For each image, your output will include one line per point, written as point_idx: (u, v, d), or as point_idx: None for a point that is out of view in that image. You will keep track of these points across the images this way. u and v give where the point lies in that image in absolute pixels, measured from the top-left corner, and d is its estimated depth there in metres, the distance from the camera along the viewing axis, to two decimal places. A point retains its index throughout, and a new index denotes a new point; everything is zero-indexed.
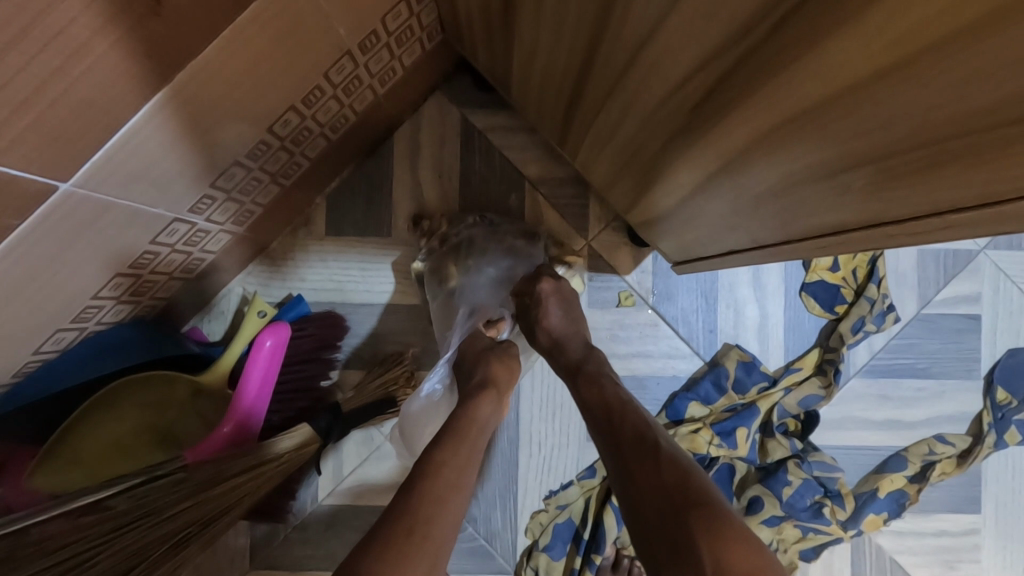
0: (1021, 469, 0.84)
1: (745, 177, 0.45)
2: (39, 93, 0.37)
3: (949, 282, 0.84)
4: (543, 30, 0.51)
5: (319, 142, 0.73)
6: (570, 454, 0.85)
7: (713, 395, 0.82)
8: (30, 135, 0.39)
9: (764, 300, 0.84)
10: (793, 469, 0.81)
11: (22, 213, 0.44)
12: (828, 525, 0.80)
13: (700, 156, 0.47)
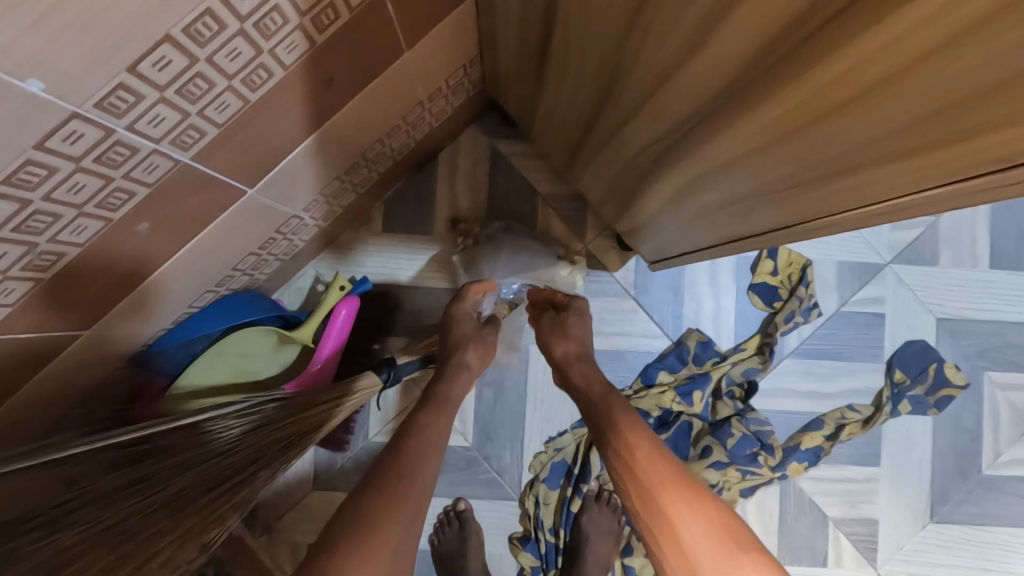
0: (912, 432, 1.09)
1: (690, 204, 0.70)
2: (260, 137, 0.62)
3: (861, 286, 1.10)
4: (562, 97, 0.76)
5: (388, 162, 0.97)
6: (566, 409, 1.08)
7: (678, 364, 1.07)
8: (246, 161, 0.64)
9: (719, 295, 1.09)
10: (735, 423, 1.06)
11: (224, 208, 0.68)
12: (761, 468, 1.05)
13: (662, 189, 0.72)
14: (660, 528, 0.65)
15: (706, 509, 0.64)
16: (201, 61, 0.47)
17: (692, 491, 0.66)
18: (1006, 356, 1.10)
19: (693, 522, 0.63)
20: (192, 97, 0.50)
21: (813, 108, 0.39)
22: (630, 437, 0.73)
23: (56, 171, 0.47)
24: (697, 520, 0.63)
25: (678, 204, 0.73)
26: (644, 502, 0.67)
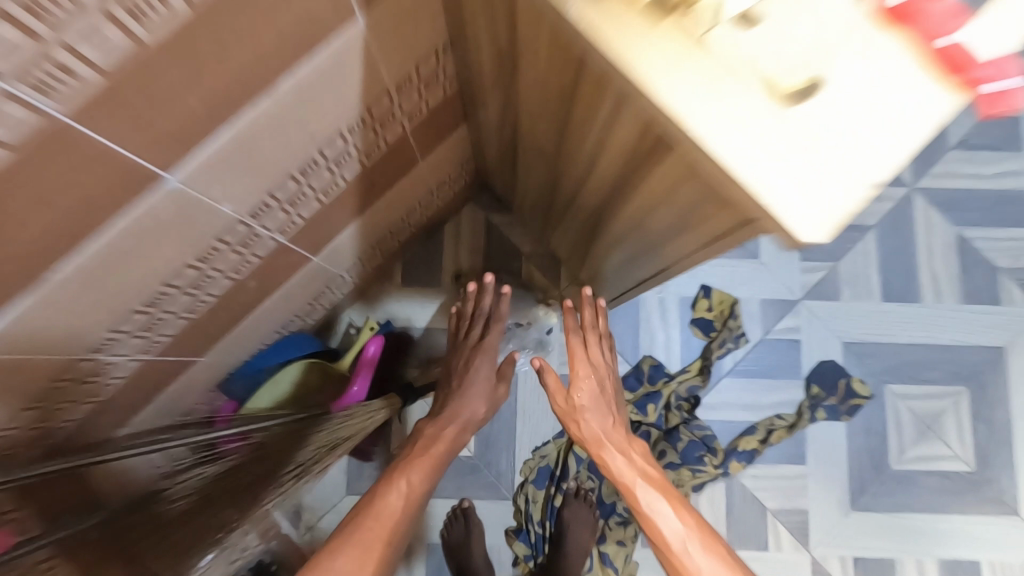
0: (831, 436, 1.34)
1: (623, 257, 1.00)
2: (327, 223, 0.93)
3: (780, 318, 1.39)
4: (531, 184, 1.08)
5: (406, 233, 1.29)
6: (549, 422, 1.34)
7: (636, 384, 1.34)
8: (317, 238, 0.94)
9: (668, 328, 1.38)
10: (683, 430, 1.32)
11: (297, 271, 0.99)
12: (706, 467, 1.31)
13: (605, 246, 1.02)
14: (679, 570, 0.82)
15: (714, 550, 0.82)
16: (304, 184, 0.78)
17: (702, 537, 0.83)
18: (903, 372, 1.37)
19: (706, 564, 0.81)
20: (296, 204, 0.81)
21: (655, 205, 0.70)
22: (654, 507, 0.85)
23: (224, 251, 0.76)
24: (709, 562, 0.81)
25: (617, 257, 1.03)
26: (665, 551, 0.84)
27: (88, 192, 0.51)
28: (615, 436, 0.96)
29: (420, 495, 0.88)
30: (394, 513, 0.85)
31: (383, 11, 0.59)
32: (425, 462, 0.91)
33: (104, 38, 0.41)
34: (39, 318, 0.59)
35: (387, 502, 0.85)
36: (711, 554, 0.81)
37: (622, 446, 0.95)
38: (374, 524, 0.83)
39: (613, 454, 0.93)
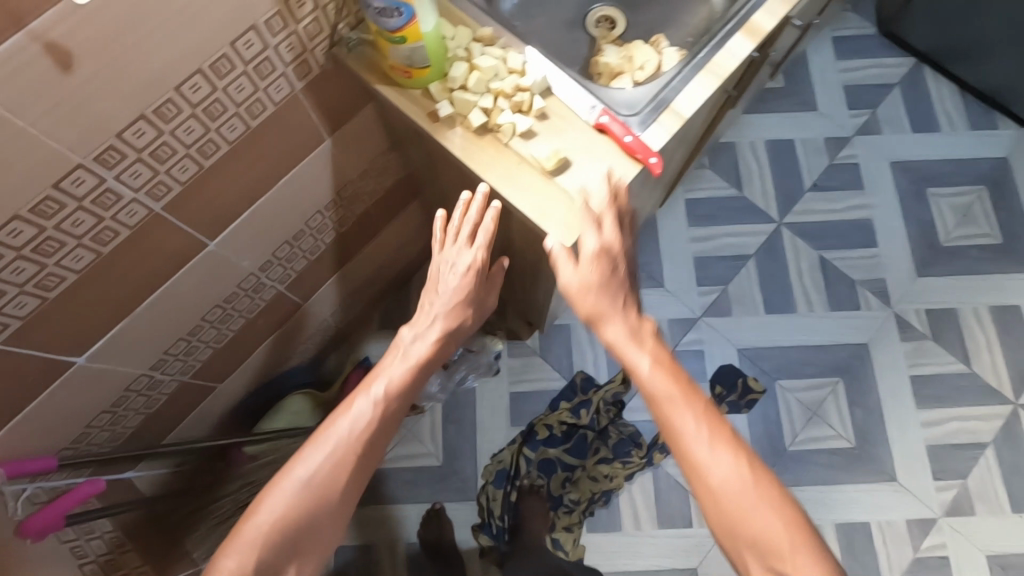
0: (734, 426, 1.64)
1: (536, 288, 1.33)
2: (313, 277, 1.27)
3: (686, 334, 1.71)
4: None
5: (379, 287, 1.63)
6: (503, 432, 1.63)
7: (572, 395, 1.59)
8: (306, 288, 1.28)
9: (595, 348, 1.70)
10: (613, 430, 1.55)
11: (293, 316, 1.31)
12: (635, 459, 1.54)
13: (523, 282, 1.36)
14: (689, 470, 0.67)
15: (738, 452, 0.65)
16: (296, 247, 1.12)
17: (714, 433, 0.66)
18: (788, 369, 1.69)
19: (725, 465, 0.65)
20: (291, 261, 1.14)
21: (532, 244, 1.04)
22: (671, 403, 0.67)
23: (241, 295, 1.09)
24: (725, 466, 0.65)
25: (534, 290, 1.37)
26: (674, 447, 0.67)
27: (166, 252, 0.84)
28: (621, 309, 0.71)
29: (395, 413, 0.77)
30: (362, 430, 0.74)
31: (340, 134, 0.97)
32: (397, 374, 0.78)
33: (188, 167, 0.76)
34: (125, 338, 0.91)
35: (350, 413, 0.75)
36: (731, 456, 0.65)
37: (633, 323, 0.72)
38: (342, 441, 0.73)
39: (613, 325, 0.71)
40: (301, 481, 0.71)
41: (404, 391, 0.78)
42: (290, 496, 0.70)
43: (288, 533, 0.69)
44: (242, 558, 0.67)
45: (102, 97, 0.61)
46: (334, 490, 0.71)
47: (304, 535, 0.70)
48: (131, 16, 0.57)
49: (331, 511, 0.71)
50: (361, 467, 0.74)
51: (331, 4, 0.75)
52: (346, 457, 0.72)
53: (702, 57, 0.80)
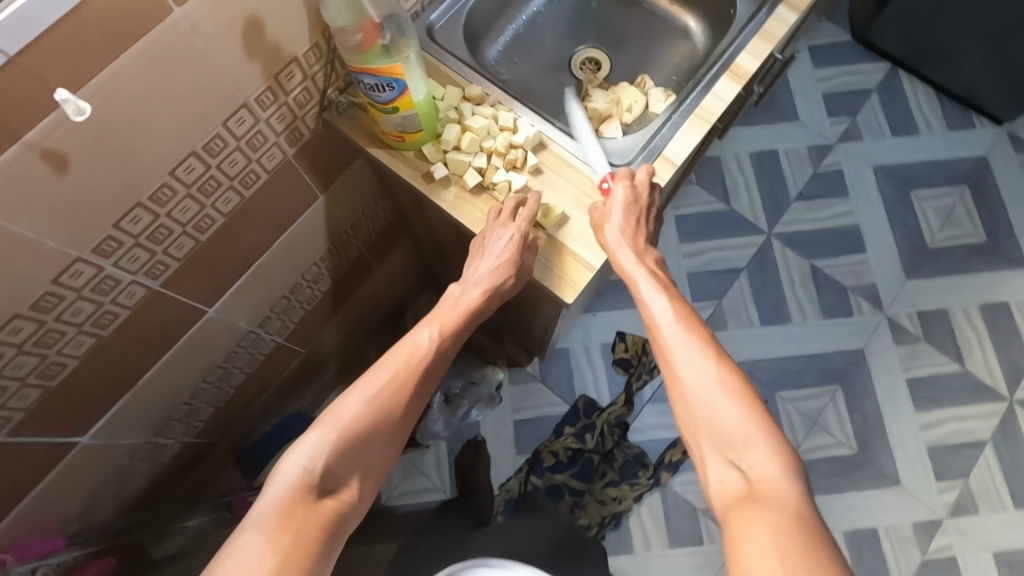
0: None
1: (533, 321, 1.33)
2: (308, 325, 1.25)
3: None
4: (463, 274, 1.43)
5: None
6: (509, 462, 1.62)
7: (575, 419, 1.63)
8: (302, 337, 1.26)
9: (596, 371, 1.70)
10: (617, 452, 1.60)
11: (290, 364, 1.30)
12: (641, 479, 1.58)
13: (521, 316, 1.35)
14: (665, 360, 0.67)
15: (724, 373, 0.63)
16: (294, 299, 1.11)
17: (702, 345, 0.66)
18: (786, 380, 1.70)
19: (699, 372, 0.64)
20: (289, 313, 1.14)
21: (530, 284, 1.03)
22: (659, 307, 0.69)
23: (241, 352, 1.08)
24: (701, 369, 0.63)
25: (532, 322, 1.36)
26: (659, 348, 0.68)
27: (166, 325, 0.83)
28: (629, 222, 0.73)
29: (446, 351, 0.79)
30: (421, 359, 0.75)
31: (333, 189, 0.96)
32: (453, 314, 0.80)
33: (185, 244, 0.75)
34: (127, 410, 0.90)
35: (411, 343, 0.76)
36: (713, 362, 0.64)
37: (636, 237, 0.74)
38: (405, 363, 0.74)
39: (618, 236, 0.73)
40: (365, 396, 0.69)
41: (455, 331, 0.80)
42: (357, 411, 0.68)
43: (352, 447, 0.66)
44: (311, 458, 0.63)
45: (99, 191, 0.60)
46: (395, 407, 0.71)
47: (364, 451, 0.68)
48: (124, 112, 0.57)
49: (389, 430, 0.70)
50: (417, 393, 0.74)
51: (320, 72, 0.76)
52: (408, 376, 0.73)
53: (690, 103, 0.81)
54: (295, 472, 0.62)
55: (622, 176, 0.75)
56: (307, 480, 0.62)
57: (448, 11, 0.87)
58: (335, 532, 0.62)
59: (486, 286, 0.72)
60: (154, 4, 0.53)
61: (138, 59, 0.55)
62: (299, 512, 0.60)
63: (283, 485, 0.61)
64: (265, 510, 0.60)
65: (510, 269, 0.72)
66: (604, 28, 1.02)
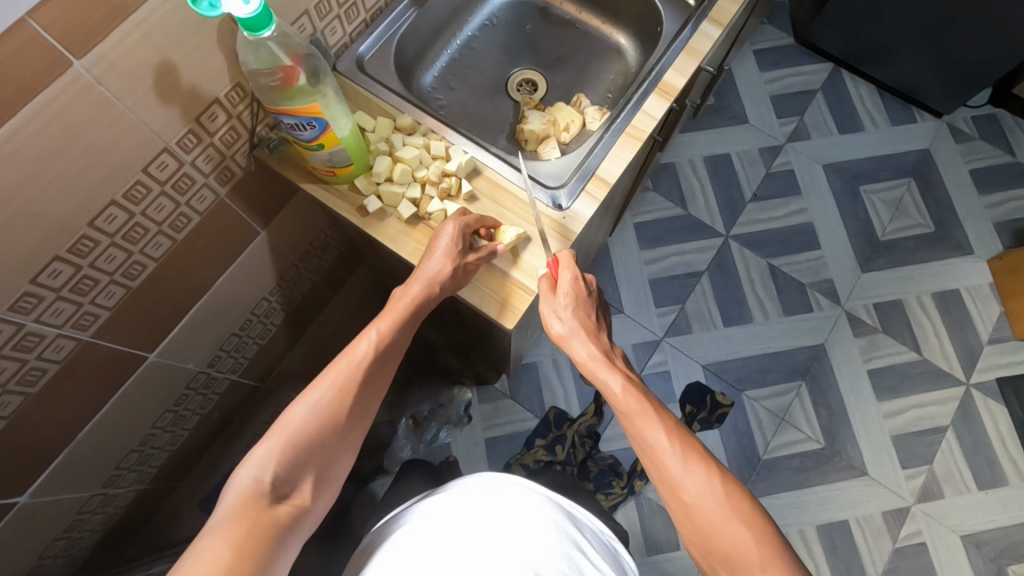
0: (709, 442, 1.66)
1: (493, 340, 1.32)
2: (262, 360, 1.23)
3: (652, 356, 1.74)
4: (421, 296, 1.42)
5: None
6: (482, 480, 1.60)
7: (546, 431, 1.60)
8: (257, 370, 1.24)
9: (565, 382, 1.70)
10: (591, 464, 1.55)
11: (247, 399, 1.27)
12: (617, 490, 1.52)
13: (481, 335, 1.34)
14: (647, 458, 0.66)
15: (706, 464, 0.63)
16: (244, 335, 1.09)
17: (689, 454, 0.64)
18: (751, 379, 1.72)
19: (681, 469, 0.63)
20: (241, 349, 1.11)
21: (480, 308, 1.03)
22: (641, 418, 0.66)
23: (192, 394, 1.05)
24: (701, 479, 0.62)
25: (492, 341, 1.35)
26: (647, 461, 0.66)
27: (103, 374, 0.81)
28: (588, 328, 0.73)
29: (396, 348, 0.70)
30: (367, 360, 0.67)
31: (275, 223, 0.95)
32: (400, 308, 0.70)
33: (114, 292, 0.73)
34: (68, 466, 0.87)
35: (356, 346, 0.68)
36: (706, 471, 0.63)
37: (599, 340, 0.73)
38: (349, 366, 0.66)
39: (581, 341, 0.72)
40: (311, 403, 0.64)
41: (405, 325, 0.71)
42: (303, 417, 0.63)
43: (301, 452, 0.61)
44: (261, 467, 0.59)
45: (9, 248, 0.59)
46: (343, 409, 0.64)
47: (316, 456, 0.62)
48: (31, 167, 0.56)
49: (342, 432, 0.64)
50: (368, 393, 0.68)
51: (245, 111, 0.75)
52: (353, 380, 0.66)
53: (621, 122, 0.82)
54: (246, 483, 0.58)
55: (567, 263, 0.74)
56: (257, 490, 0.57)
57: (377, 41, 0.87)
58: (290, 538, 0.57)
59: (426, 279, 0.70)
60: (50, 58, 0.52)
61: (39, 114, 0.53)
62: (248, 518, 0.55)
63: (233, 499, 0.56)
64: (218, 522, 0.55)
65: (453, 256, 0.71)
66: (539, 50, 1.03)
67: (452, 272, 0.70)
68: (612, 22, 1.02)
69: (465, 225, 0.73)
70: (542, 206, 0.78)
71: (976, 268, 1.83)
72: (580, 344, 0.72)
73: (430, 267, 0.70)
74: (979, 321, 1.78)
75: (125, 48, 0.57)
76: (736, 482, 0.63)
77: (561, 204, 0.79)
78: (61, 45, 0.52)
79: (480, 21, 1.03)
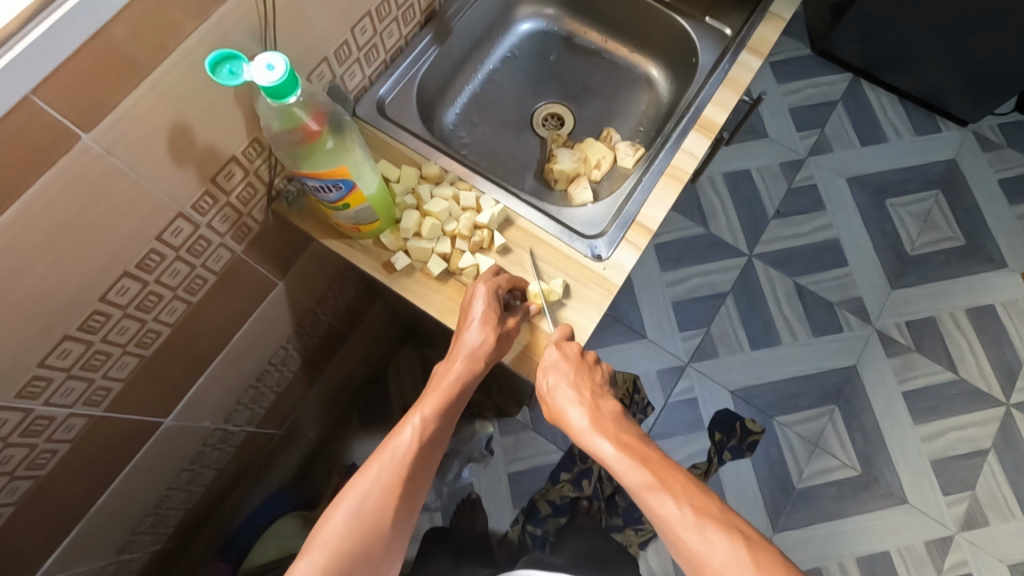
0: (740, 471, 1.60)
1: (516, 378, 1.25)
2: (278, 408, 1.17)
3: (677, 382, 1.68)
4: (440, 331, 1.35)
5: None
6: (507, 517, 1.54)
7: (571, 463, 1.54)
8: (274, 419, 1.18)
9: None
10: (619, 499, 1.46)
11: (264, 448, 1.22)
12: (646, 526, 1.46)
13: (504, 372, 1.28)
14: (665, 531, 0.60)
15: (733, 537, 0.57)
16: (262, 386, 1.04)
17: (705, 522, 0.59)
18: (782, 405, 1.66)
19: (701, 545, 0.58)
20: (258, 401, 1.07)
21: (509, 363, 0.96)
22: (647, 491, 0.61)
23: (209, 451, 1.01)
24: (724, 555, 0.57)
25: (515, 379, 1.28)
26: (665, 536, 0.61)
27: (118, 446, 0.77)
28: (579, 392, 0.67)
29: (439, 435, 0.66)
30: (410, 452, 0.62)
31: (293, 273, 0.91)
32: (441, 390, 0.66)
33: (127, 363, 0.69)
34: (81, 541, 0.82)
35: (397, 438, 0.63)
36: (729, 542, 0.57)
37: (593, 402, 0.67)
38: (393, 462, 0.62)
39: (571, 408, 0.66)
40: (353, 509, 0.59)
41: (447, 409, 0.66)
42: (346, 524, 0.58)
43: (346, 565, 0.57)
44: None
45: (13, 337, 0.54)
46: (388, 512, 0.60)
47: (363, 568, 0.58)
48: (38, 246, 0.51)
49: (388, 536, 0.59)
50: (414, 488, 0.63)
51: (263, 165, 0.71)
52: (399, 477, 0.61)
53: (660, 163, 0.77)
54: None
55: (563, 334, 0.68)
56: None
57: (398, 82, 0.82)
58: None
59: (467, 354, 0.66)
60: (56, 134, 0.47)
61: (45, 192, 0.49)
62: None
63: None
64: None
65: (493, 325, 0.66)
66: (564, 81, 0.99)
67: (495, 341, 0.66)
68: (640, 50, 0.98)
69: (497, 286, 0.68)
70: (580, 257, 0.73)
71: (1011, 281, 1.77)
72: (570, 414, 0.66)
73: (469, 340, 0.66)
74: (1017, 337, 1.72)
75: (138, 115, 0.53)
76: (768, 549, 0.57)
77: (600, 254, 0.74)
78: (67, 119, 0.47)
79: (502, 53, 0.98)
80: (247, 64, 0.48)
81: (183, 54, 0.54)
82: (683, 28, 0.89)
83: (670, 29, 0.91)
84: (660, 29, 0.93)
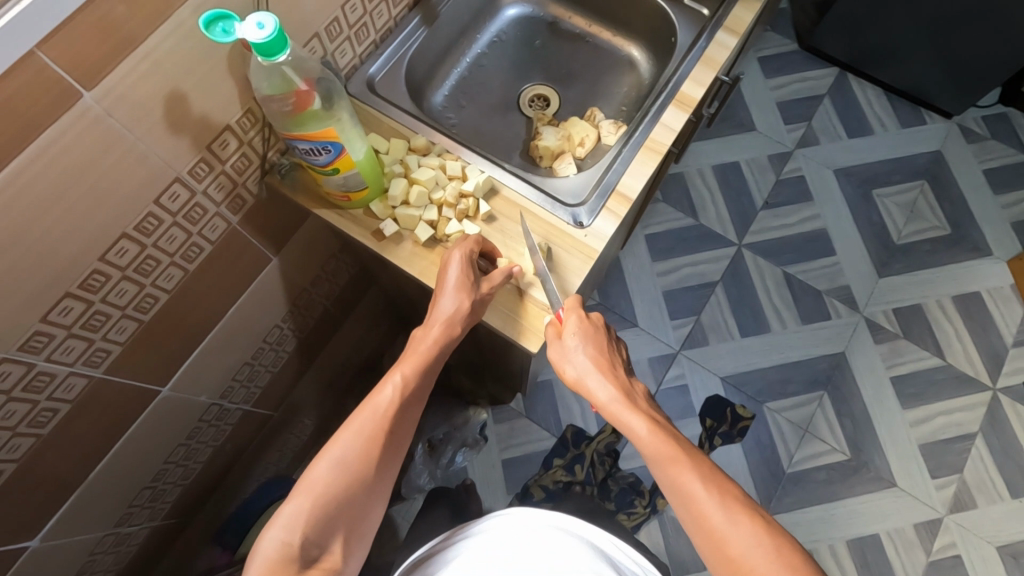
0: (731, 455, 1.62)
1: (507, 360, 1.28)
2: (273, 389, 1.19)
3: (668, 369, 1.70)
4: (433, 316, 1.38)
5: None
6: (500, 502, 1.56)
7: (564, 450, 1.54)
8: (269, 400, 1.20)
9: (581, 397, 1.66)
10: (612, 483, 1.47)
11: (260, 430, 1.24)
12: (639, 510, 1.45)
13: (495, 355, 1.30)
14: (685, 508, 0.61)
15: (754, 515, 0.59)
16: (257, 364, 1.07)
17: (730, 502, 0.60)
18: (772, 390, 1.68)
19: (724, 521, 0.58)
20: (254, 379, 1.09)
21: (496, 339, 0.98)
22: (673, 465, 0.62)
23: (205, 427, 1.03)
24: (744, 530, 0.58)
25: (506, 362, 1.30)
26: (685, 513, 0.62)
27: (117, 411, 0.79)
28: (606, 369, 0.69)
29: (418, 394, 0.68)
30: (390, 409, 0.65)
31: (287, 249, 0.93)
32: (421, 352, 0.69)
33: (126, 326, 0.71)
34: (80, 508, 0.85)
35: (378, 396, 0.65)
36: (750, 521, 0.58)
37: (619, 379, 0.69)
38: (374, 417, 0.64)
39: (600, 385, 0.67)
40: (335, 461, 0.61)
41: (427, 369, 0.69)
42: (328, 474, 0.61)
43: (329, 512, 0.59)
44: (289, 531, 0.57)
45: (17, 291, 0.57)
46: (370, 465, 0.62)
47: (345, 515, 0.60)
48: (41, 200, 0.54)
49: (368, 488, 0.62)
50: (394, 442, 0.65)
51: (257, 137, 0.74)
52: (379, 432, 0.64)
53: (639, 135, 0.80)
54: (274, 547, 0.56)
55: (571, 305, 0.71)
56: (287, 555, 0.55)
57: (387, 62, 0.86)
58: None
59: (444, 320, 0.68)
60: (60, 91, 0.50)
61: (50, 147, 0.52)
62: None
63: (261, 566, 0.54)
64: None
65: (467, 291, 0.69)
66: (549, 64, 1.02)
67: (469, 307, 0.69)
68: (622, 34, 1.01)
69: (470, 252, 0.71)
70: (563, 224, 0.76)
71: (996, 269, 1.80)
72: (598, 389, 0.67)
73: (443, 307, 0.69)
74: (1002, 323, 1.75)
75: (137, 77, 0.56)
76: (784, 531, 0.58)
77: (582, 221, 0.77)
78: (70, 77, 0.51)
79: (489, 38, 1.02)
80: (240, 24, 0.51)
81: (181, 21, 0.57)
82: (662, 10, 0.92)
83: (651, 13, 0.95)
84: (641, 12, 0.96)
